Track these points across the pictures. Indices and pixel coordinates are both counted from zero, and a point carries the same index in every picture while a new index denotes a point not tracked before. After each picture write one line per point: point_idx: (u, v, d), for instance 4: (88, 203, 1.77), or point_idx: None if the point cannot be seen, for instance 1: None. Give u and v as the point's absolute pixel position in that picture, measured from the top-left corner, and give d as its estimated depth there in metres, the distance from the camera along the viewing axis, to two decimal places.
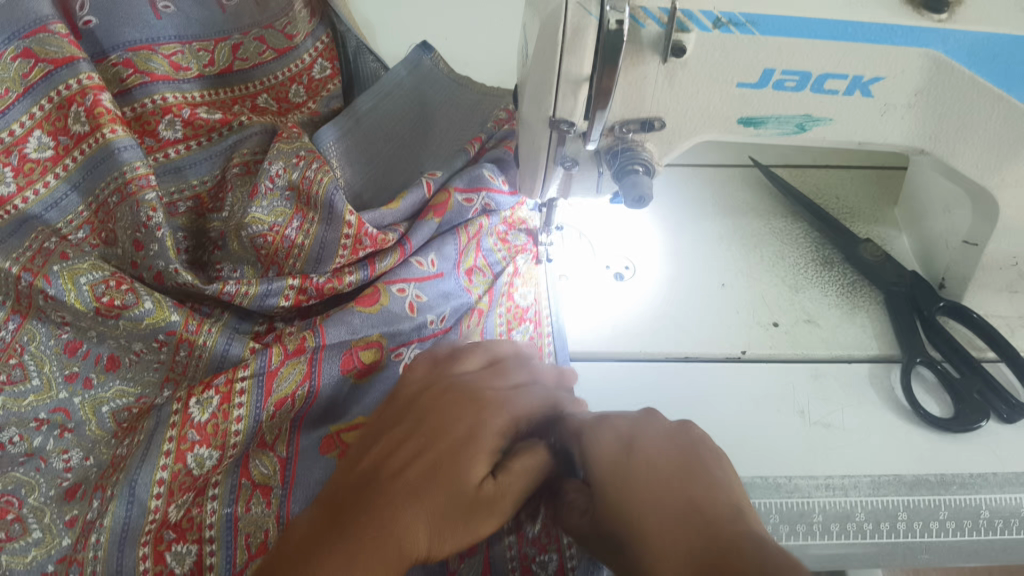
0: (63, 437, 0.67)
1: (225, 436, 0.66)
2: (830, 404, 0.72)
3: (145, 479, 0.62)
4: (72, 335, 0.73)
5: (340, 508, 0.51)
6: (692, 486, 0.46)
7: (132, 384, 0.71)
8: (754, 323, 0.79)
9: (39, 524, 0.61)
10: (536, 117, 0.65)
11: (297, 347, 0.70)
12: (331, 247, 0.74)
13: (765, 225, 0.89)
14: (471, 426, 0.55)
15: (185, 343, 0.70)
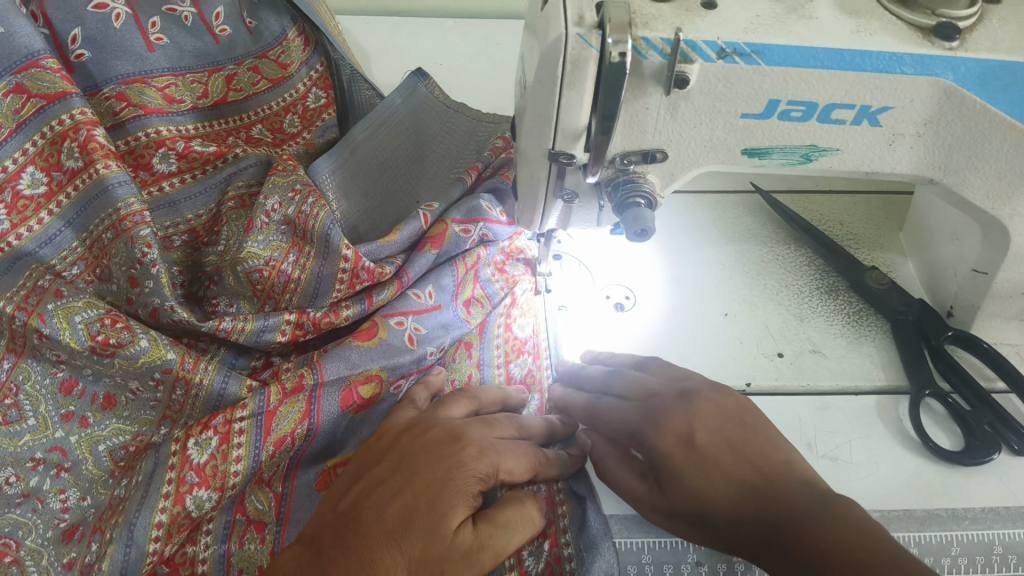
0: (60, 477, 0.65)
1: (225, 477, 0.64)
2: (837, 436, 0.71)
3: (144, 523, 0.61)
4: (68, 373, 0.69)
5: (319, 549, 0.54)
6: (752, 447, 0.61)
7: (128, 423, 0.69)
8: (759, 355, 0.77)
9: (37, 567, 0.60)
10: (535, 152, 0.64)
11: (296, 385, 0.69)
12: (327, 282, 0.74)
13: (770, 253, 0.88)
14: (448, 471, 0.58)
15: (181, 381, 0.68)
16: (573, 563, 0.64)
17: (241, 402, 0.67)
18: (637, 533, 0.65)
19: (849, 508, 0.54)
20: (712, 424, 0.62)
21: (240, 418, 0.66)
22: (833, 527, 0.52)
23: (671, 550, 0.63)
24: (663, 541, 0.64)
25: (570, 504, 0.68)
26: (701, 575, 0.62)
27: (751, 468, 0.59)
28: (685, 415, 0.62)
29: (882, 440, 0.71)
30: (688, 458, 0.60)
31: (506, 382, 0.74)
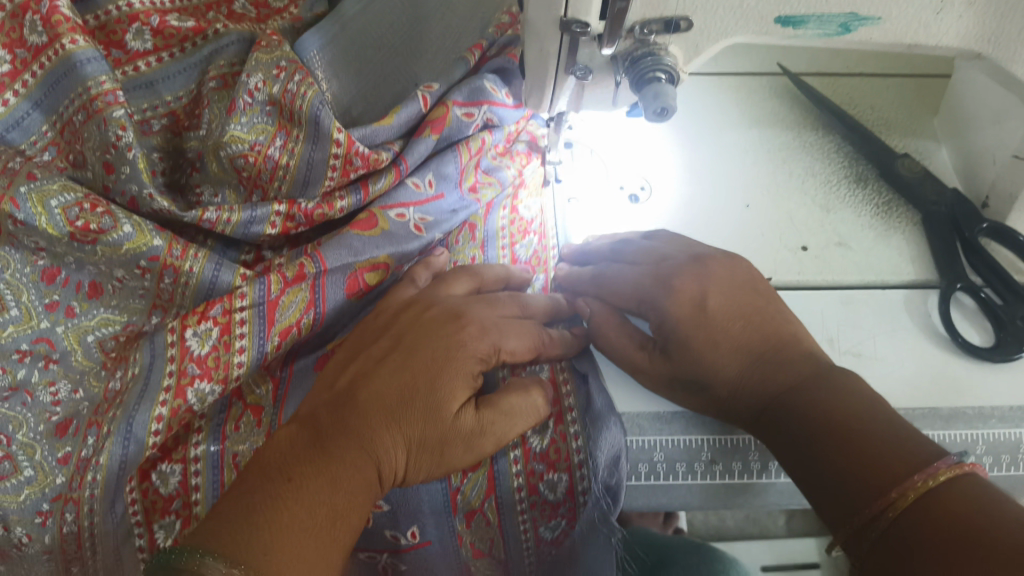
0: (48, 369, 0.62)
1: (228, 368, 0.60)
2: (860, 331, 0.67)
3: (143, 419, 0.58)
4: (49, 260, 0.65)
5: (318, 428, 0.53)
6: (763, 319, 0.61)
7: (117, 312, 0.65)
8: (782, 248, 0.73)
9: (29, 462, 0.58)
10: (546, 21, 0.57)
11: (297, 273, 0.64)
12: (318, 168, 0.68)
13: (796, 138, 0.82)
14: (446, 350, 0.57)
15: (169, 270, 0.63)
16: (581, 442, 0.60)
17: (239, 289, 0.62)
18: (651, 430, 0.62)
19: (847, 378, 0.55)
20: (724, 295, 0.61)
21: (239, 300, 0.62)
22: (834, 398, 0.54)
23: (686, 449, 0.61)
24: (678, 439, 0.61)
25: (573, 383, 0.64)
26: (716, 474, 0.61)
27: (757, 342, 0.59)
28: (697, 279, 0.61)
29: (907, 335, 0.67)
30: (698, 324, 0.59)
31: (512, 264, 0.72)
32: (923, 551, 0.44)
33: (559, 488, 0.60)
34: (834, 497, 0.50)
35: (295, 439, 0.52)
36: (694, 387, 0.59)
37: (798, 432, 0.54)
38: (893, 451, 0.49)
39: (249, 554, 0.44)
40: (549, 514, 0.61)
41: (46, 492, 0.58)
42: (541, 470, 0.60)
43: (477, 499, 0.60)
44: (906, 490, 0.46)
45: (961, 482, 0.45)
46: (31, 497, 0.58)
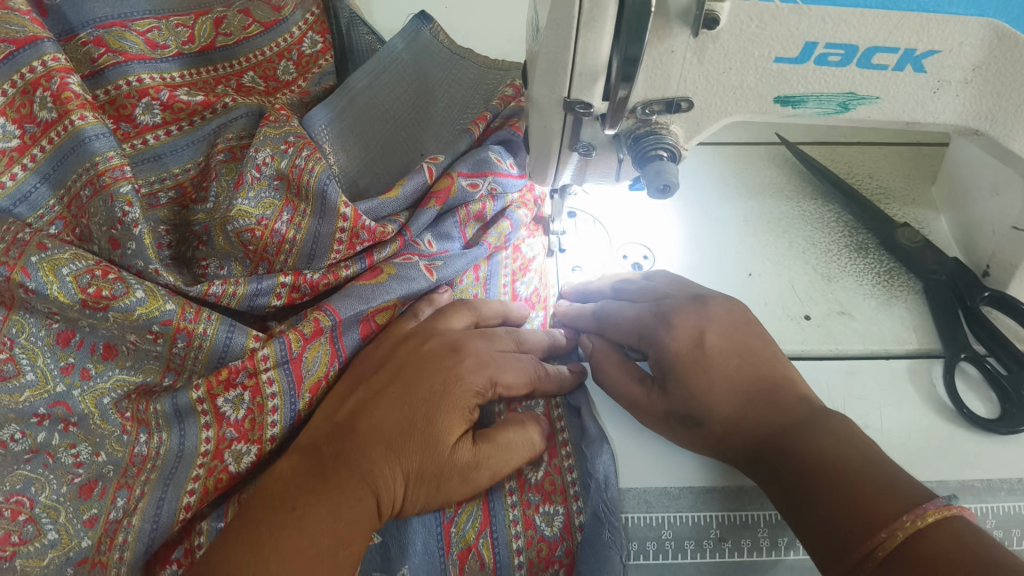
0: (69, 431, 0.59)
1: (263, 429, 0.61)
2: (867, 404, 0.67)
3: (179, 481, 0.58)
4: (64, 323, 0.62)
5: (319, 458, 0.55)
6: (761, 361, 0.62)
7: (133, 373, 0.62)
8: (785, 317, 0.73)
9: (54, 525, 0.56)
10: (549, 101, 0.58)
11: (315, 329, 0.63)
12: (324, 242, 0.68)
13: (796, 208, 0.83)
14: (444, 384, 0.59)
15: (182, 333, 0.61)
16: (577, 475, 0.63)
17: (261, 350, 0.61)
18: (658, 507, 0.63)
19: (845, 427, 0.55)
20: (723, 341, 0.62)
21: (262, 360, 0.61)
22: (826, 442, 0.54)
23: (694, 526, 0.62)
24: (685, 516, 0.62)
25: (568, 418, 0.68)
26: (725, 551, 0.61)
27: (754, 383, 0.60)
28: (696, 318, 0.63)
29: (915, 407, 0.67)
30: (696, 358, 0.61)
31: (513, 300, 0.75)
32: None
33: (556, 521, 0.61)
34: (823, 540, 0.50)
35: (298, 471, 0.54)
36: (690, 421, 0.61)
37: (791, 475, 0.54)
38: (880, 494, 0.49)
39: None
40: (546, 559, 0.60)
41: (71, 555, 0.55)
42: (537, 501, 0.62)
43: (472, 533, 0.60)
44: (894, 529, 0.46)
45: (951, 523, 0.45)
46: (55, 561, 0.55)
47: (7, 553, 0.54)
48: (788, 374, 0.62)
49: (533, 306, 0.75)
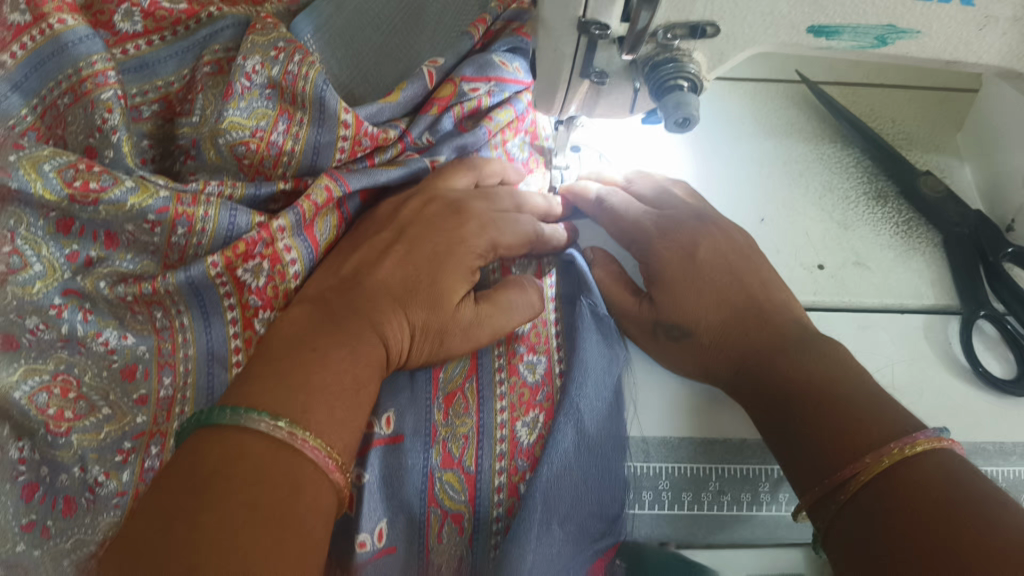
0: (88, 320, 0.61)
1: (287, 295, 0.63)
2: (879, 358, 0.65)
3: (223, 358, 0.63)
4: (61, 212, 0.61)
5: (329, 308, 0.57)
6: (748, 279, 0.63)
7: (133, 265, 0.62)
8: (797, 266, 0.69)
9: (105, 402, 0.60)
10: (562, 21, 0.53)
11: (326, 201, 0.63)
12: (325, 152, 0.64)
13: (814, 150, 0.77)
14: (447, 245, 0.62)
15: (182, 220, 0.60)
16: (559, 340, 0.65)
17: (276, 222, 0.62)
18: (656, 457, 0.62)
19: (834, 356, 0.56)
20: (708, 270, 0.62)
21: (278, 230, 0.62)
22: (813, 365, 0.56)
23: (691, 478, 0.62)
24: (683, 467, 0.62)
25: (559, 270, 0.68)
26: (724, 504, 0.61)
27: (732, 304, 0.61)
28: (692, 233, 0.64)
29: (929, 363, 0.66)
30: (685, 270, 0.62)
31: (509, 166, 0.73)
32: (887, 519, 0.46)
33: (537, 370, 0.63)
34: (808, 465, 0.52)
35: (310, 320, 0.56)
36: (679, 334, 0.61)
37: (775, 397, 0.56)
38: (860, 422, 0.51)
39: (291, 410, 0.48)
40: (527, 402, 0.61)
41: (126, 431, 0.60)
42: (522, 351, 0.63)
43: (459, 378, 0.61)
44: (880, 456, 0.48)
45: (937, 454, 0.48)
46: (112, 435, 0.59)
47: (64, 429, 0.57)
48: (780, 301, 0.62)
49: (532, 171, 0.73)
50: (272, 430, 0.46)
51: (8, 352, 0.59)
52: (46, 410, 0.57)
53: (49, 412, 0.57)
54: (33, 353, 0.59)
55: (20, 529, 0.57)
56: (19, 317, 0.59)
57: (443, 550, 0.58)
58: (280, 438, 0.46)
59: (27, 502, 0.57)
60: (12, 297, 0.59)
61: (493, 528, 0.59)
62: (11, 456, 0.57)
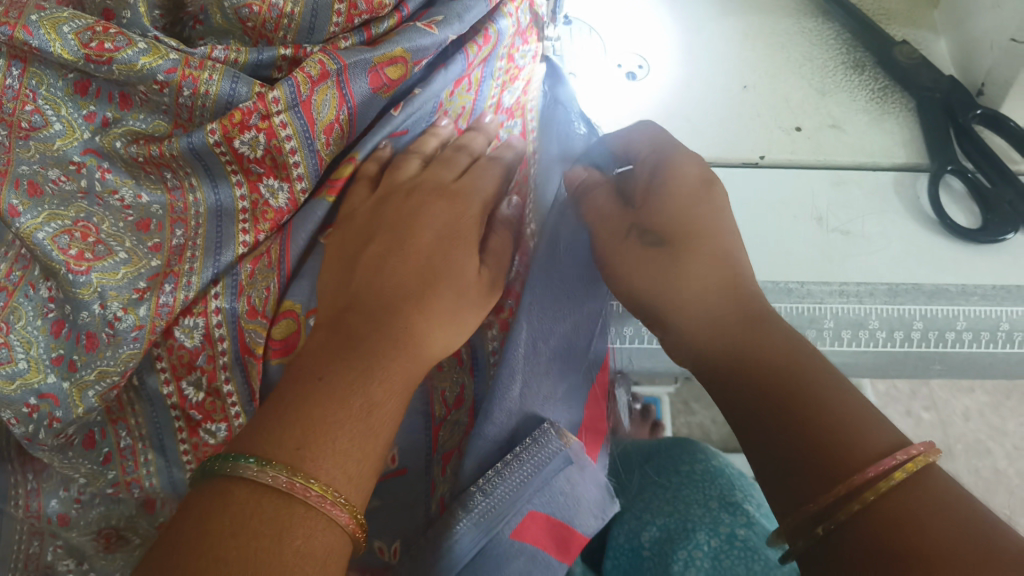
0: (106, 179, 0.63)
1: (287, 168, 0.62)
2: (852, 211, 0.70)
3: (231, 213, 0.63)
4: (78, 73, 0.62)
5: (349, 322, 0.55)
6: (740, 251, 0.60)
7: (145, 125, 0.63)
8: (776, 127, 0.73)
9: (123, 248, 0.61)
10: None
11: (322, 73, 0.60)
12: (323, 13, 0.65)
13: (797, 24, 0.81)
14: (448, 227, 0.61)
15: (188, 81, 0.60)
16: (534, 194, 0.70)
17: (272, 93, 0.59)
18: None
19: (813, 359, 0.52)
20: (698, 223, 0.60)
21: (274, 103, 0.59)
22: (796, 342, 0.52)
23: None
24: None
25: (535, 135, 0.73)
26: None
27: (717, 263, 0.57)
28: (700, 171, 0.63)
29: (898, 216, 0.70)
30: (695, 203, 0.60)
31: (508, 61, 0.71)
32: (879, 540, 0.41)
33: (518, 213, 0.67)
34: (779, 453, 0.47)
35: (326, 337, 0.54)
36: (650, 241, 0.59)
37: (750, 348, 0.52)
38: (839, 426, 0.46)
39: (287, 452, 0.46)
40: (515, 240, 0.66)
41: (142, 272, 0.60)
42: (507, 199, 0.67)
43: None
44: (898, 462, 0.43)
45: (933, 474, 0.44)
46: (129, 276, 0.60)
47: (84, 269, 0.58)
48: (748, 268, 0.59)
49: (527, 40, 0.73)
50: (258, 476, 0.45)
51: (32, 199, 0.60)
52: (67, 250, 0.58)
53: (70, 253, 0.58)
54: (55, 201, 0.61)
55: (50, 362, 0.60)
56: (41, 168, 0.62)
57: (445, 377, 0.64)
58: (275, 486, 0.45)
59: (56, 337, 0.60)
60: (35, 152, 0.62)
61: (491, 362, 0.64)
62: (42, 293, 0.61)
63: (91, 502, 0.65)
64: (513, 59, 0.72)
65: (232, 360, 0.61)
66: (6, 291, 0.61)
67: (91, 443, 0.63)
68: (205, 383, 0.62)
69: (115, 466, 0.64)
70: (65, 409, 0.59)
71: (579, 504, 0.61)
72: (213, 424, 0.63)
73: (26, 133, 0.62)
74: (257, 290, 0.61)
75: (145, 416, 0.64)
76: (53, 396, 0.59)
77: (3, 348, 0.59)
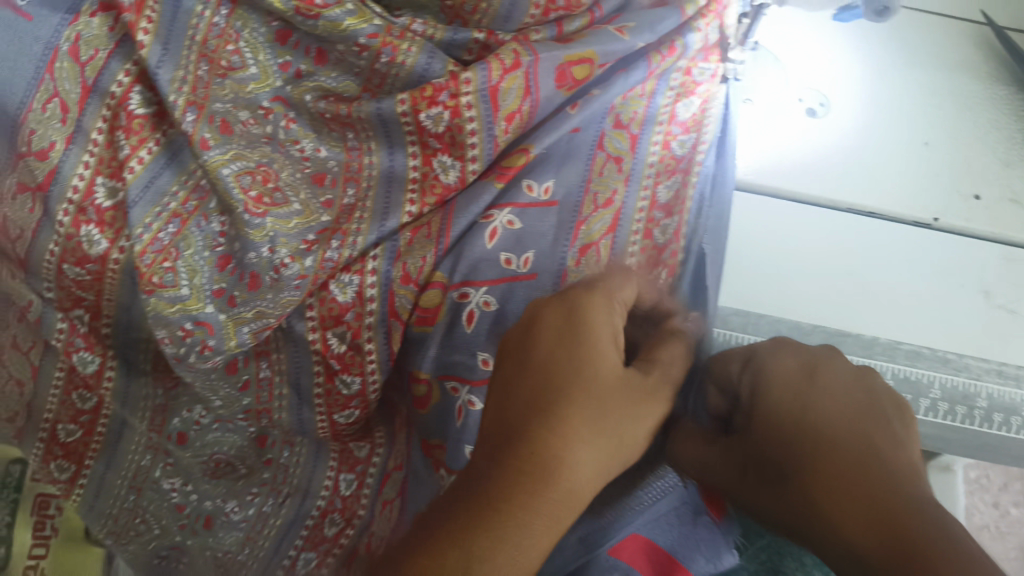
0: (290, 128, 0.67)
1: (463, 148, 0.64)
2: (1018, 290, 0.67)
3: (400, 180, 0.66)
4: (281, 22, 0.65)
5: (474, 475, 0.42)
6: (876, 431, 0.44)
7: (334, 83, 0.67)
8: (954, 193, 0.70)
9: (298, 199, 0.64)
10: None
11: (515, 61, 0.62)
12: (521, 5, 0.65)
13: (986, 89, 0.77)
14: (582, 330, 0.47)
15: (387, 49, 0.63)
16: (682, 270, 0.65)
17: (465, 74, 0.62)
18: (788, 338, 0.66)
19: None
20: (830, 410, 0.45)
21: (465, 83, 0.62)
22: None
23: None
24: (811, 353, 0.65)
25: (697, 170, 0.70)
26: None
27: (876, 474, 0.41)
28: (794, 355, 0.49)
29: None
30: (796, 395, 0.46)
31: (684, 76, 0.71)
32: None
33: (669, 231, 0.68)
34: None
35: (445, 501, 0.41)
36: (771, 474, 0.46)
37: None
38: None
39: None
40: (654, 262, 0.67)
41: (313, 226, 0.63)
42: (659, 217, 0.68)
43: (598, 234, 0.64)
44: None
45: None
46: (299, 226, 0.63)
47: (260, 212, 0.62)
48: (892, 391, 0.47)
49: (707, 57, 0.72)
50: None
51: (223, 136, 0.64)
52: (248, 192, 0.62)
53: (251, 195, 0.62)
54: (243, 141, 0.65)
55: (210, 293, 0.62)
56: (234, 108, 0.65)
57: None
58: None
59: (220, 271, 0.63)
60: (229, 91, 0.65)
61: None
62: (213, 227, 0.64)
63: (209, 426, 0.71)
64: (691, 73, 0.72)
65: (378, 322, 0.63)
66: (180, 219, 0.63)
67: (234, 369, 0.68)
68: (348, 338, 0.64)
69: (251, 394, 0.69)
70: (219, 339, 0.62)
71: (691, 543, 0.61)
72: (350, 377, 0.65)
73: (224, 72, 0.65)
74: (414, 259, 0.62)
75: (287, 354, 0.68)
76: (209, 324, 0.62)
77: (169, 272, 0.62)
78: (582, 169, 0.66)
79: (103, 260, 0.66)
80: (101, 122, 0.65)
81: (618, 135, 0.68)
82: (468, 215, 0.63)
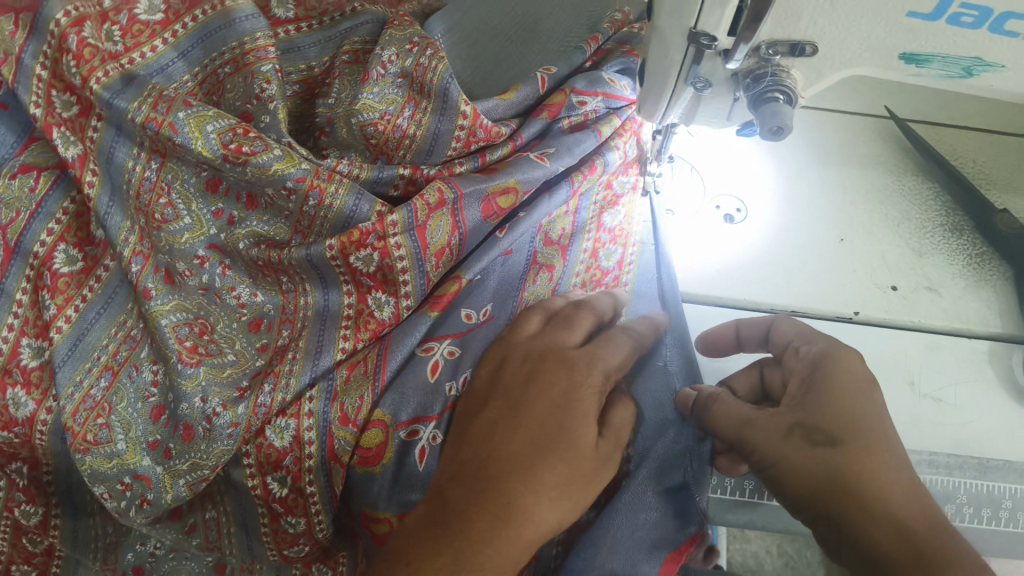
0: (226, 274, 0.68)
1: (396, 283, 0.64)
2: (945, 377, 0.65)
3: (335, 317, 0.66)
4: (211, 173, 0.68)
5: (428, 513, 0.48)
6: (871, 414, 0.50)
7: (266, 227, 0.68)
8: (870, 285, 0.73)
9: (232, 350, 0.65)
10: (675, 28, 0.60)
11: (439, 199, 0.64)
12: (443, 139, 0.71)
13: (896, 182, 0.83)
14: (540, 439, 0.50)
15: (315, 192, 0.65)
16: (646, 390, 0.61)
17: (391, 216, 0.62)
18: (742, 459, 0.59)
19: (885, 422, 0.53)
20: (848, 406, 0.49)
21: (392, 226, 0.62)
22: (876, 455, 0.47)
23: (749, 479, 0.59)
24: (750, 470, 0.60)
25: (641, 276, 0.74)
26: None
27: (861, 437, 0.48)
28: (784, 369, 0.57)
29: (990, 385, 0.66)
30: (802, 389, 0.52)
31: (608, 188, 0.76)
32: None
33: None
34: None
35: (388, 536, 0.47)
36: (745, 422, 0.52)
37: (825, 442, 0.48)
38: None
39: None
40: None
41: (246, 372, 0.63)
42: None
43: None
44: None
45: None
46: (233, 375, 0.63)
47: (194, 362, 0.62)
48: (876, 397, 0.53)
49: (626, 172, 0.79)
50: None
51: (167, 286, 0.67)
52: (183, 342, 0.63)
53: (185, 345, 0.63)
54: (183, 294, 0.67)
55: (146, 446, 0.61)
56: (171, 262, 0.67)
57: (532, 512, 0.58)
58: None
59: (155, 423, 0.62)
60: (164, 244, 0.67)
61: None
62: (145, 376, 0.64)
63: (165, 556, 0.69)
64: (612, 186, 0.77)
65: (318, 465, 0.60)
66: (112, 372, 0.64)
67: (179, 515, 0.67)
68: (289, 481, 0.62)
69: (199, 534, 0.68)
70: (157, 493, 0.61)
71: None
72: (294, 518, 0.63)
73: (159, 225, 0.67)
74: (351, 399, 0.61)
75: (232, 502, 0.66)
76: (147, 477, 0.61)
77: (103, 428, 0.61)
78: (514, 289, 0.68)
79: (30, 422, 0.64)
80: (25, 282, 0.67)
81: (549, 252, 0.71)
82: (403, 355, 0.63)
